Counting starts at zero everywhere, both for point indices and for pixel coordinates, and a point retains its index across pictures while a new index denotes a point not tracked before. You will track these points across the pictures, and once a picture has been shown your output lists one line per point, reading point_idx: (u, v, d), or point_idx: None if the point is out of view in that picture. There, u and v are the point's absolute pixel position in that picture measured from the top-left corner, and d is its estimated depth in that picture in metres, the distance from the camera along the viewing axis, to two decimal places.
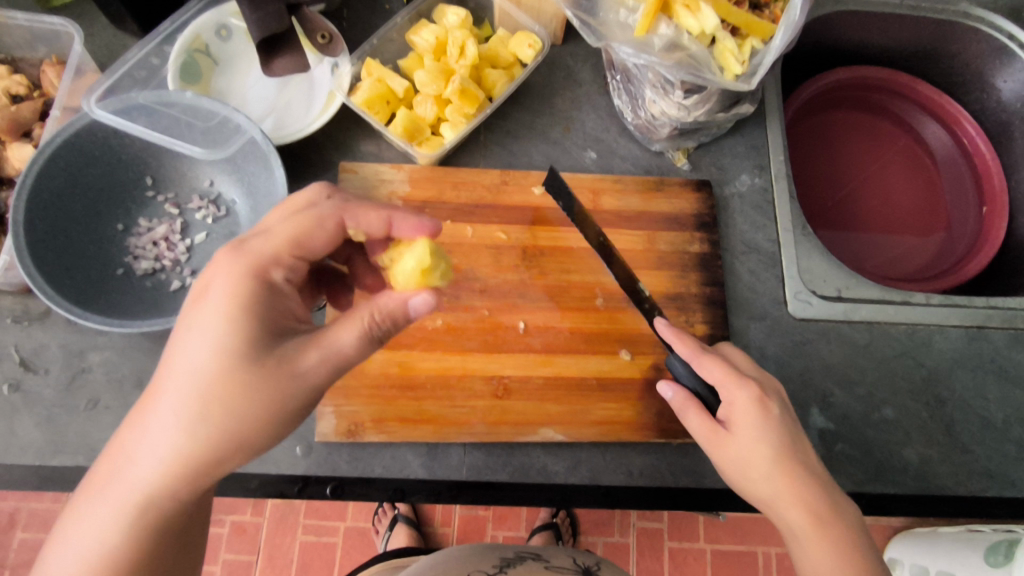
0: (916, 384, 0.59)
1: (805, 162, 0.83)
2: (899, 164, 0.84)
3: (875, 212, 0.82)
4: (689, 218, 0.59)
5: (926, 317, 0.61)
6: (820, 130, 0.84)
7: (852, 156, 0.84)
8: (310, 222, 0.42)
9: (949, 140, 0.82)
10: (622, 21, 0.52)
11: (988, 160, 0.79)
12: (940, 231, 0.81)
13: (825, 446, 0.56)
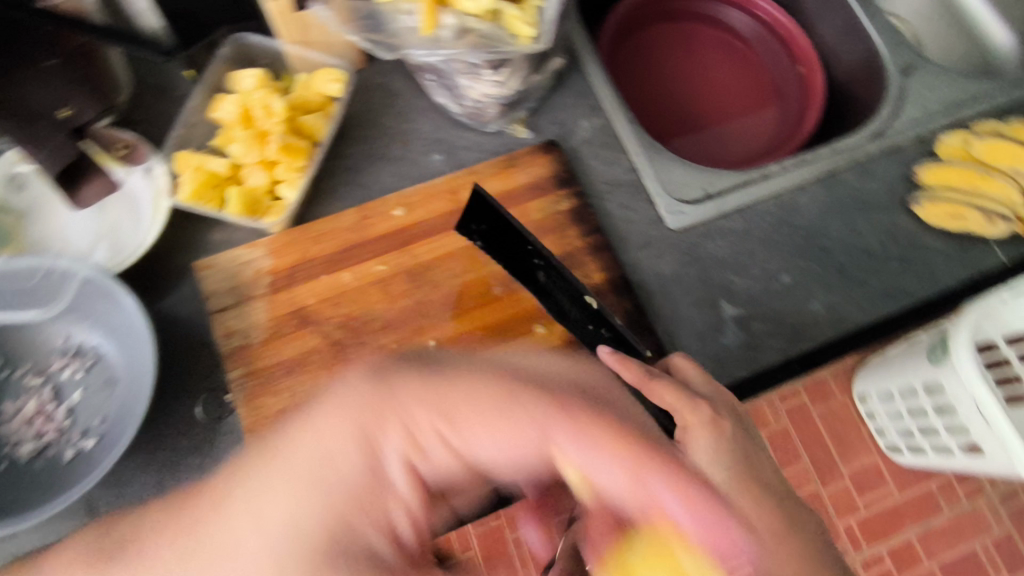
0: (800, 244, 0.63)
1: (638, 85, 0.87)
2: (719, 58, 0.90)
3: (714, 107, 0.87)
4: (549, 180, 0.60)
5: (784, 183, 0.65)
6: (640, 52, 0.88)
7: (676, 65, 0.89)
8: (585, 381, 0.43)
9: (751, 22, 0.89)
10: (408, 26, 0.52)
11: (789, 26, 0.86)
12: (774, 104, 0.87)
13: (747, 331, 0.59)
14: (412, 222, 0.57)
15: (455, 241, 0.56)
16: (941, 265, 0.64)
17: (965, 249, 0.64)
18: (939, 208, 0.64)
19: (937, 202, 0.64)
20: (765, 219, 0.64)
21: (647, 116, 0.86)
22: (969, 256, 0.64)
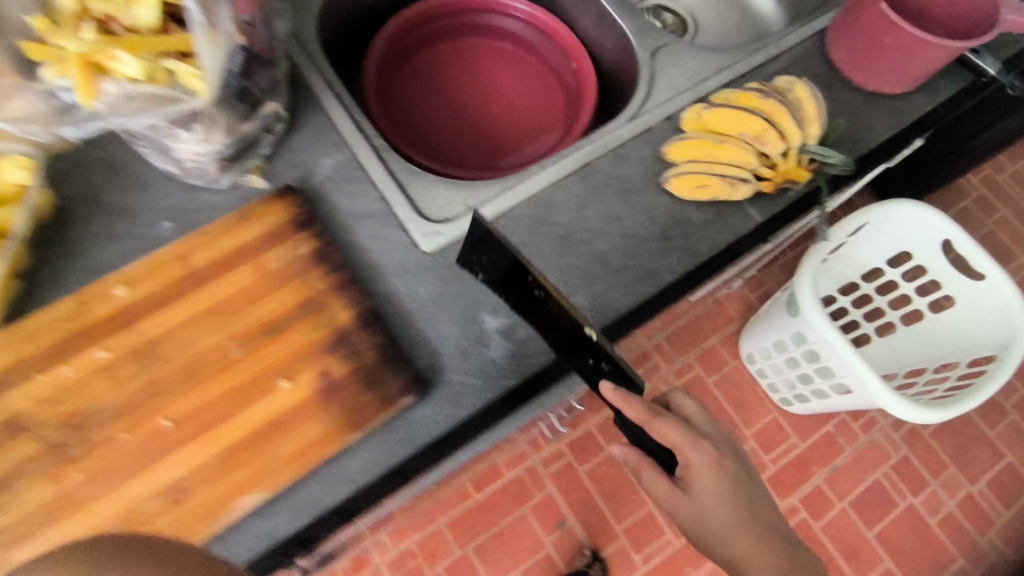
0: (558, 241, 0.63)
1: (423, 108, 0.87)
2: (500, 68, 0.91)
3: (502, 117, 0.89)
4: (284, 226, 0.59)
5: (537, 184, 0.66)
6: (419, 75, 0.88)
7: (459, 82, 0.90)
8: None
9: (519, 24, 0.90)
10: (70, 100, 0.49)
11: (552, 23, 0.87)
12: (559, 98, 0.90)
13: (512, 339, 0.59)
14: (135, 299, 0.54)
15: (186, 309, 0.54)
16: (699, 236, 0.65)
17: (720, 217, 0.66)
18: (691, 175, 0.65)
19: (688, 171, 0.65)
20: (520, 222, 0.64)
21: (436, 136, 0.85)
22: (725, 222, 0.66)
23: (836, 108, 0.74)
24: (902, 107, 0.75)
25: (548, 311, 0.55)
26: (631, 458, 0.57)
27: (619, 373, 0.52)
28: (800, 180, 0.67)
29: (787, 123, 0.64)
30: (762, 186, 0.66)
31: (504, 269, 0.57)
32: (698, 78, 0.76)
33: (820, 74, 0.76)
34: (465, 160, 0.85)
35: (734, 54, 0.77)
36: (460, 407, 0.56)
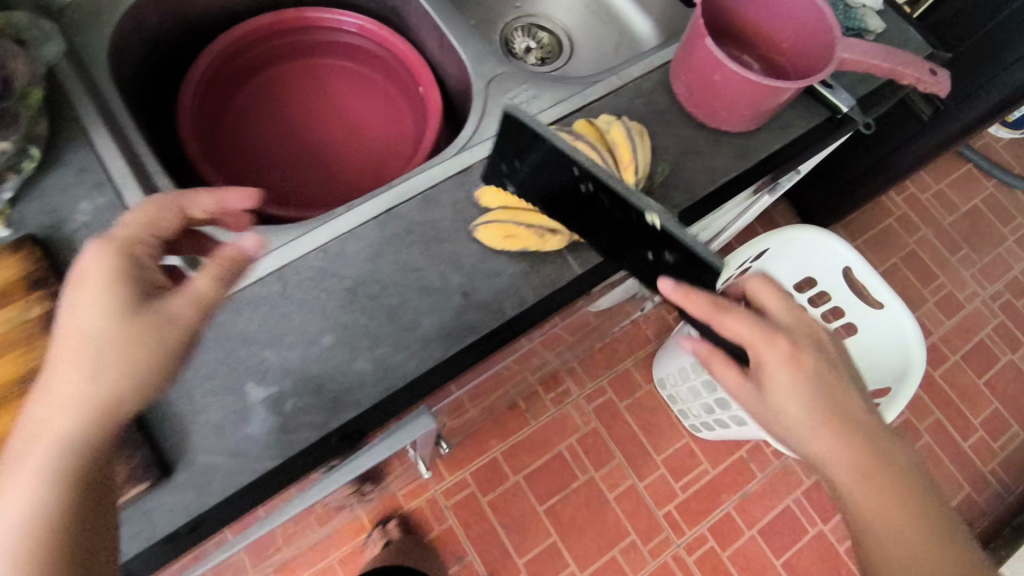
0: (344, 296, 0.57)
1: (256, 137, 0.80)
2: (347, 91, 0.85)
3: (346, 146, 0.82)
4: (15, 285, 0.52)
5: (334, 231, 0.59)
6: (254, 99, 0.81)
7: (300, 108, 0.83)
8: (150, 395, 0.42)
9: (365, 43, 0.83)
10: None
11: (395, 42, 0.81)
12: (409, 123, 0.84)
13: (275, 411, 0.53)
14: None
15: None
16: (506, 291, 0.60)
17: (532, 269, 0.61)
18: (501, 224, 0.59)
19: (498, 218, 0.60)
20: (304, 274, 0.58)
21: (269, 168, 0.78)
22: (537, 276, 0.60)
23: (674, 147, 0.69)
24: (746, 146, 0.70)
25: (599, 208, 0.52)
26: (701, 350, 0.59)
27: (685, 266, 0.51)
28: None
29: (600, 169, 0.59)
30: (579, 235, 0.61)
31: (559, 162, 0.51)
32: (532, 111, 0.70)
33: (662, 109, 0.71)
34: (300, 194, 0.78)
35: (574, 86, 0.72)
36: (206, 493, 0.50)
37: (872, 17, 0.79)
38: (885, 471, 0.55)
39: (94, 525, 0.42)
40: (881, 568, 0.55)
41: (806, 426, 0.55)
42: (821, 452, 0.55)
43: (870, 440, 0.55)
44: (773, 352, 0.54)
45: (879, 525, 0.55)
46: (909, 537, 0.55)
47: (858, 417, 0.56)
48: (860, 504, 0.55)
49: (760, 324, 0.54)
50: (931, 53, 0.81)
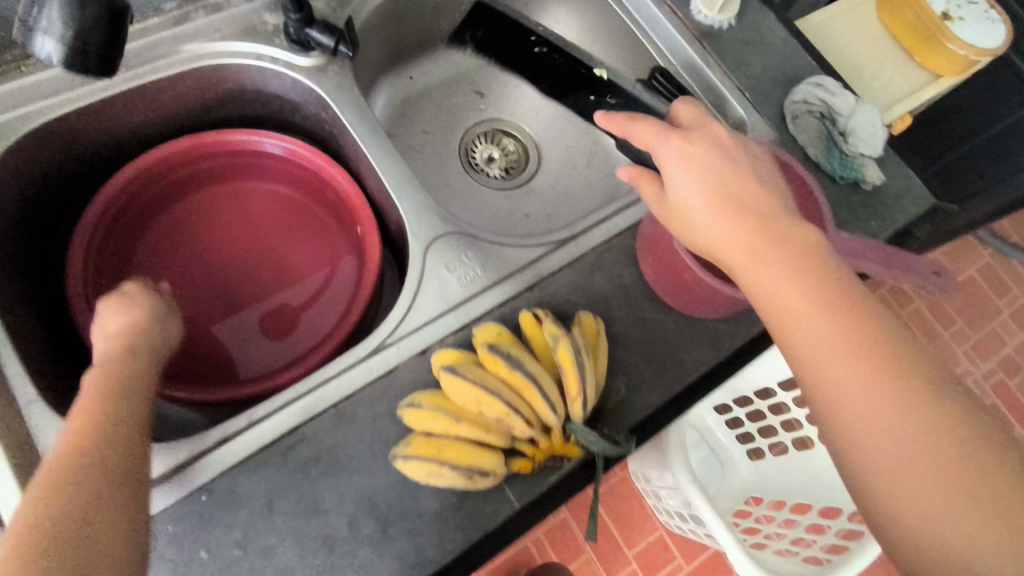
0: (230, 553, 0.48)
1: (168, 285, 0.68)
2: (278, 221, 0.72)
3: (276, 289, 0.70)
4: None
5: (228, 458, 0.50)
6: (166, 236, 0.69)
7: (219, 243, 0.70)
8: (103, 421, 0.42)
9: (297, 168, 0.71)
10: None
11: (331, 173, 0.69)
12: (347, 263, 0.72)
13: None
14: None
15: None
16: (428, 535, 0.51)
17: (461, 505, 0.52)
18: (423, 462, 0.49)
19: (419, 453, 0.49)
20: (183, 520, 0.49)
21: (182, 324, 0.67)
22: (467, 514, 0.51)
23: (638, 336, 0.60)
24: (721, 331, 0.61)
25: (550, 63, 0.81)
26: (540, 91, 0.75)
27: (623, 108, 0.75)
28: (569, 455, 0.53)
29: (542, 403, 0.49)
30: (518, 465, 0.52)
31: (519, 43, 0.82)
32: (476, 286, 0.60)
33: (626, 286, 0.61)
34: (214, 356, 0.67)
35: (527, 252, 0.63)
36: None
37: (870, 168, 0.70)
38: (909, 383, 0.37)
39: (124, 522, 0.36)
40: (898, 531, 0.37)
41: (789, 295, 0.41)
42: (813, 370, 0.39)
43: (893, 356, 0.38)
44: (792, 281, 0.41)
45: (890, 469, 0.37)
46: (946, 471, 0.35)
47: (876, 333, 0.39)
48: (851, 419, 0.38)
49: (758, 232, 0.43)
50: (935, 206, 0.72)
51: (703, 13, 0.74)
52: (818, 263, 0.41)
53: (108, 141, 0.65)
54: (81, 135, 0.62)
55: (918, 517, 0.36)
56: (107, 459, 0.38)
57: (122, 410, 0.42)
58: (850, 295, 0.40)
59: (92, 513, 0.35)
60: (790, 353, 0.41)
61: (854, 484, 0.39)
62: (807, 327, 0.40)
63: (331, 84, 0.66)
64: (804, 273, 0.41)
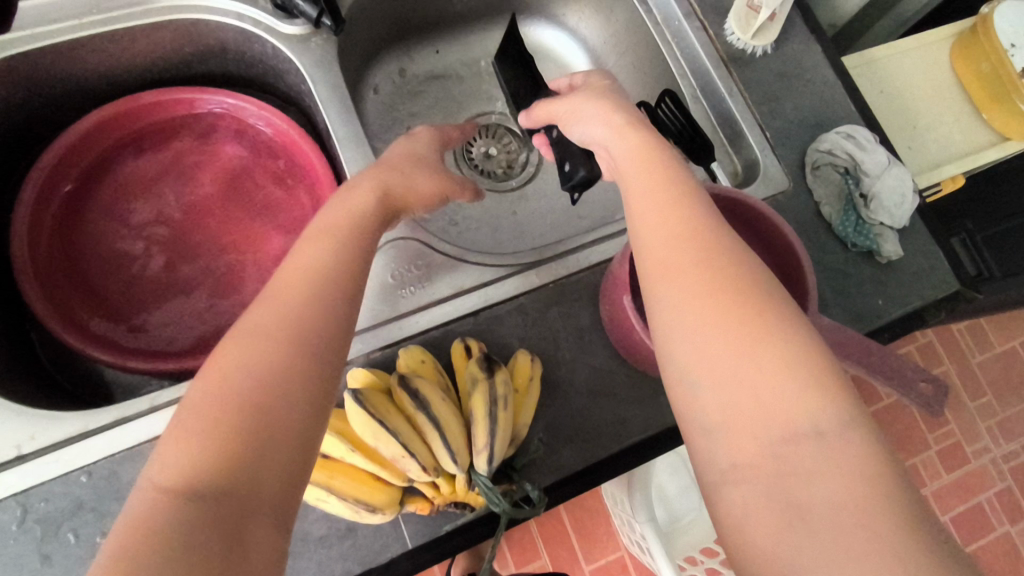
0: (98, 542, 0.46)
1: (110, 239, 0.64)
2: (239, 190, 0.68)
3: (232, 257, 0.65)
4: None
5: (125, 440, 0.49)
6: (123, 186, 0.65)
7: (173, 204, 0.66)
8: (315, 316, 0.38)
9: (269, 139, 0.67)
10: None
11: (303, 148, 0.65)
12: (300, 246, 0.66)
13: None
14: None
15: None
16: (307, 561, 0.48)
17: (348, 536, 0.48)
18: (311, 487, 0.45)
19: (309, 478, 0.45)
20: (60, 501, 0.47)
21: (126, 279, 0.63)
22: (353, 545, 0.48)
23: (582, 386, 0.54)
24: None
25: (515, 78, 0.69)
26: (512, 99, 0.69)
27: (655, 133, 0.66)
28: (473, 505, 0.48)
29: (444, 450, 0.44)
30: (415, 507, 0.48)
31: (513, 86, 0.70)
32: (419, 300, 0.56)
33: (581, 328, 0.56)
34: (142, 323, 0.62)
35: (483, 272, 0.58)
36: None
37: (889, 239, 0.62)
38: (757, 316, 0.33)
39: (293, 444, 0.33)
40: (716, 476, 0.31)
41: (652, 227, 0.39)
42: (666, 313, 0.36)
43: (746, 289, 0.34)
44: (661, 207, 0.39)
45: (717, 405, 0.32)
46: (775, 409, 0.31)
47: (729, 267, 0.35)
48: (688, 346, 0.34)
49: (643, 169, 0.42)
50: (958, 291, 0.63)
51: (735, 35, 0.68)
52: (692, 197, 0.39)
53: (79, 85, 0.63)
54: (46, 76, 0.60)
55: (742, 455, 0.30)
56: (281, 354, 0.35)
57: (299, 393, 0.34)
58: (708, 226, 0.38)
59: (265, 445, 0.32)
60: (651, 294, 0.37)
61: (686, 426, 0.34)
62: (671, 267, 0.36)
63: (311, 57, 0.63)
64: (668, 208, 0.39)
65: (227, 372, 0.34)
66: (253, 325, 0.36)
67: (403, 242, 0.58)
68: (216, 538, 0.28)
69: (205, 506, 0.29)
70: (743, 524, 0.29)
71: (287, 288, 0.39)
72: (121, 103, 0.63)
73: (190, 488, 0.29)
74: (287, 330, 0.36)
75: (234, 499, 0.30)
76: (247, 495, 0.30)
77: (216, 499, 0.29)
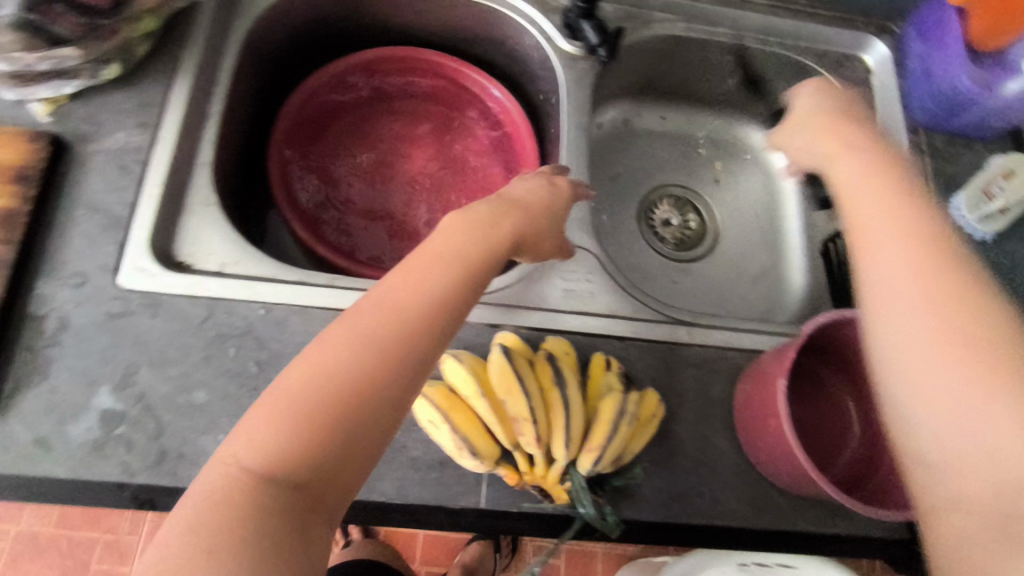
0: (247, 367, 0.52)
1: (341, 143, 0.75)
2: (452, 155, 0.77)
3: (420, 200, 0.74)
4: (7, 168, 0.52)
5: (301, 298, 0.55)
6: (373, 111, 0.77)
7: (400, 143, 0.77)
8: (401, 315, 0.40)
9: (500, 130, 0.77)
10: None
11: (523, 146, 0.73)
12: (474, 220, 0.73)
13: (103, 429, 0.48)
14: None
15: None
16: (393, 473, 0.51)
17: (435, 470, 0.51)
18: (432, 409, 0.49)
19: (434, 400, 0.50)
20: (235, 321, 0.53)
21: (337, 179, 0.73)
22: (435, 480, 0.51)
23: (689, 449, 0.55)
24: (774, 502, 0.54)
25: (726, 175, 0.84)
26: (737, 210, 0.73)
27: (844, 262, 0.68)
28: (554, 498, 0.50)
29: (561, 431, 0.47)
30: (504, 472, 0.50)
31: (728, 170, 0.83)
32: (576, 305, 0.60)
33: (709, 397, 0.57)
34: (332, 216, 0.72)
35: (640, 309, 0.61)
36: None
37: None
38: (993, 358, 0.36)
39: (364, 459, 0.37)
40: (937, 505, 0.36)
41: (884, 266, 0.42)
42: (894, 348, 0.40)
43: (988, 336, 0.37)
44: (906, 246, 0.42)
45: (945, 445, 0.36)
46: (1007, 458, 0.34)
47: (977, 314, 0.38)
48: (921, 385, 0.38)
49: (881, 209, 0.45)
50: None
51: (961, 212, 0.68)
52: (928, 235, 0.43)
53: (382, 23, 0.75)
54: (364, 7, 0.73)
55: (964, 493, 0.35)
56: (370, 366, 0.38)
57: (376, 407, 0.38)
58: (958, 267, 0.40)
59: (349, 449, 0.37)
60: (876, 328, 0.41)
61: (908, 457, 0.38)
62: (902, 305, 0.40)
63: (574, 73, 0.71)
64: (912, 247, 0.42)
65: (323, 366, 0.37)
66: (357, 331, 0.39)
67: (583, 252, 0.63)
68: (291, 523, 0.34)
69: (271, 498, 0.34)
70: (959, 548, 0.34)
71: (401, 290, 0.41)
72: (407, 52, 0.75)
73: (272, 475, 0.35)
74: (385, 341, 0.39)
75: (302, 504, 0.35)
76: (320, 488, 0.36)
77: (288, 493, 0.35)
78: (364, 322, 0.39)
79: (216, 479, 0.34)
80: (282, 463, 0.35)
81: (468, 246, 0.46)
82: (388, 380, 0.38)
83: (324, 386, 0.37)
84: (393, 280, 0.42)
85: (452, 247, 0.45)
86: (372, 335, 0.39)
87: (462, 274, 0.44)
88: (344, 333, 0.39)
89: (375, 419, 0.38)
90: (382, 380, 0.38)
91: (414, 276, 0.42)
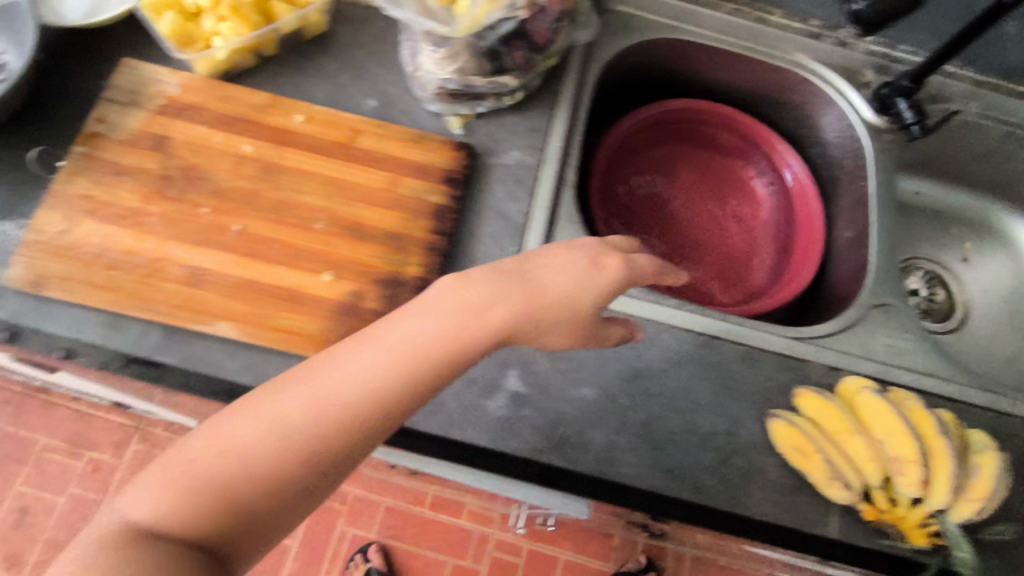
0: (626, 372, 0.59)
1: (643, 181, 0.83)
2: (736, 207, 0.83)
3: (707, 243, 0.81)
4: (440, 172, 0.61)
5: (662, 317, 0.63)
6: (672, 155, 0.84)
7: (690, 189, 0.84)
8: (404, 350, 0.38)
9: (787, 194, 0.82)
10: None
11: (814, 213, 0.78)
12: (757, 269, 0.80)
13: (511, 407, 0.56)
14: (302, 133, 0.60)
15: (321, 167, 0.59)
16: (752, 489, 0.57)
17: (788, 493, 0.57)
18: (811, 429, 0.57)
19: (811, 423, 0.58)
20: None
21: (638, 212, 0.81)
22: (789, 502, 0.56)
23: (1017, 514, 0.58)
24: None
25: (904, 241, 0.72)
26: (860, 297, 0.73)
27: None
28: (910, 540, 0.54)
29: (943, 470, 0.54)
30: (861, 508, 0.55)
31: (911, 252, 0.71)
32: (895, 360, 0.65)
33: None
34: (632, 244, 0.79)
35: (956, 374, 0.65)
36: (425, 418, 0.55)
37: None
38: None
39: (294, 510, 0.34)
40: None
41: None
42: None
43: None
44: None
45: None
46: None
47: None
48: None
49: None
50: None
51: None
52: None
53: (690, 76, 0.83)
54: (682, 61, 0.80)
55: None
56: (334, 419, 0.35)
57: (325, 456, 0.35)
58: None
59: (280, 504, 0.34)
60: None
61: None
62: None
63: (878, 145, 0.77)
64: None
65: (241, 445, 0.33)
66: (319, 372, 0.36)
67: (897, 314, 0.68)
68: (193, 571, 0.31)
69: (175, 556, 0.31)
70: None
71: (392, 335, 0.38)
72: (719, 109, 0.81)
73: (177, 531, 0.31)
74: (371, 396, 0.36)
75: (233, 535, 0.32)
76: (261, 520, 0.33)
77: (193, 547, 0.31)
78: (338, 375, 0.36)
79: (103, 530, 0.31)
80: (203, 504, 0.32)
81: (503, 312, 0.41)
82: (365, 421, 0.36)
83: (274, 433, 0.34)
84: (402, 318, 0.39)
85: (433, 330, 0.39)
86: (360, 386, 0.36)
87: (491, 332, 0.40)
88: (310, 382, 0.36)
89: (341, 451, 0.35)
90: (337, 440, 0.35)
91: (432, 327, 0.39)
